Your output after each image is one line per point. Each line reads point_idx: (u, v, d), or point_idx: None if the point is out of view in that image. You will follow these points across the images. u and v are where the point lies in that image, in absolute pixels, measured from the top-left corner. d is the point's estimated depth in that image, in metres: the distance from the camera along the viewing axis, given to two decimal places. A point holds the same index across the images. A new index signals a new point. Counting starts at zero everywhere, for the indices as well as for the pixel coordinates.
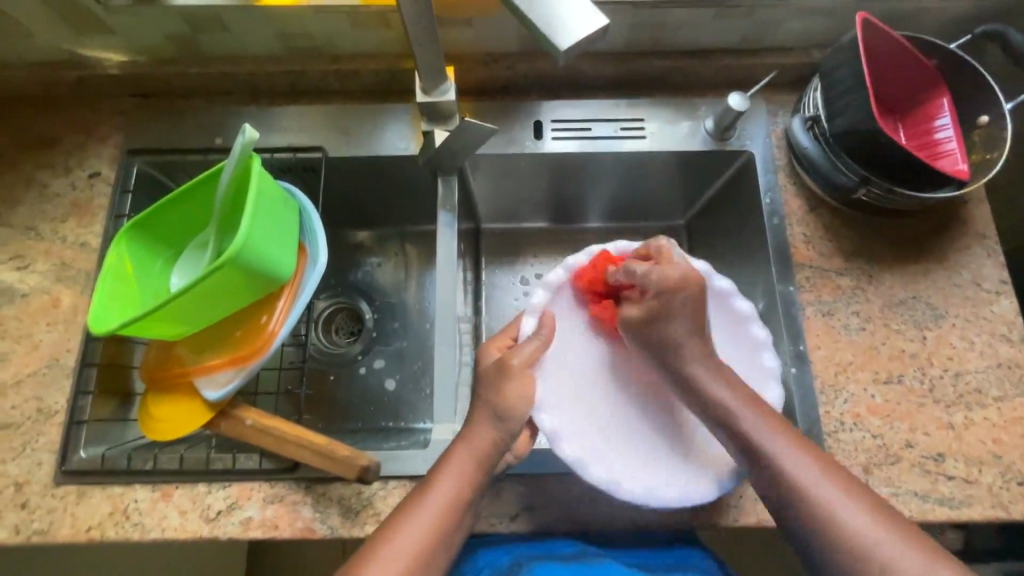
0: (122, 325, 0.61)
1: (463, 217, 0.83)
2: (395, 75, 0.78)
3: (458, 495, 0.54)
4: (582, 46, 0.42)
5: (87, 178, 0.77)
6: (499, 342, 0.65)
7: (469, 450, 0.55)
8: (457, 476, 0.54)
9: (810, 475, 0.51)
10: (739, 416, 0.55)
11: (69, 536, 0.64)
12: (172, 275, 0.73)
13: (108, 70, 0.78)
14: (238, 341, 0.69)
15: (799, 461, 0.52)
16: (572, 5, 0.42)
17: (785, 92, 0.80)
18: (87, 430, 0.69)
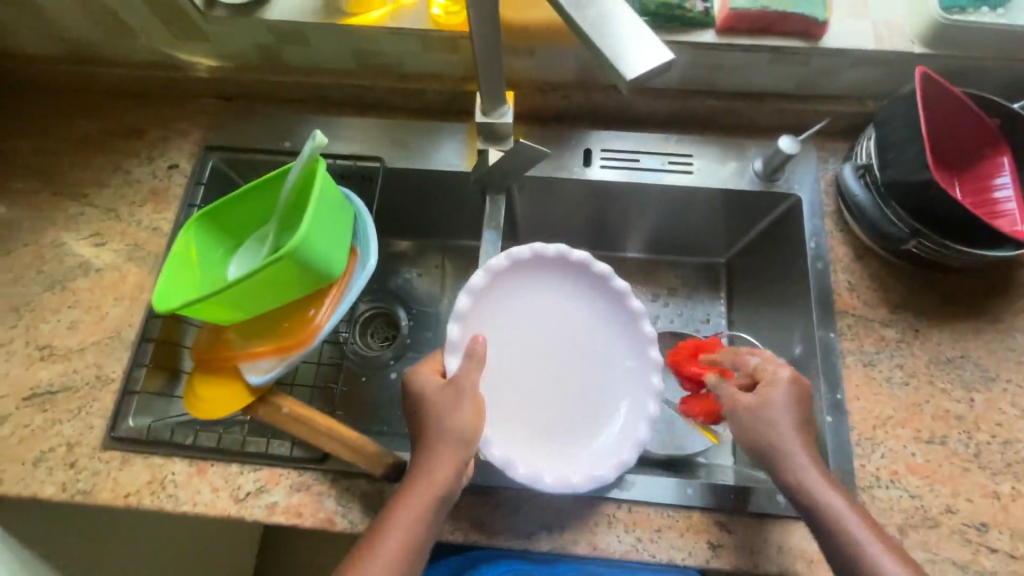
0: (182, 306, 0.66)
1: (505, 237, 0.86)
2: (455, 95, 0.82)
3: (413, 538, 0.55)
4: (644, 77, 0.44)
5: (166, 169, 0.84)
6: (434, 364, 0.64)
7: (427, 488, 0.57)
8: (411, 519, 0.56)
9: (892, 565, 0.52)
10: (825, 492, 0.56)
11: (109, 499, 0.68)
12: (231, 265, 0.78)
13: (198, 74, 0.84)
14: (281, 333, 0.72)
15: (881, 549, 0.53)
16: (641, 39, 0.45)
17: (837, 140, 0.80)
18: (137, 400, 0.73)
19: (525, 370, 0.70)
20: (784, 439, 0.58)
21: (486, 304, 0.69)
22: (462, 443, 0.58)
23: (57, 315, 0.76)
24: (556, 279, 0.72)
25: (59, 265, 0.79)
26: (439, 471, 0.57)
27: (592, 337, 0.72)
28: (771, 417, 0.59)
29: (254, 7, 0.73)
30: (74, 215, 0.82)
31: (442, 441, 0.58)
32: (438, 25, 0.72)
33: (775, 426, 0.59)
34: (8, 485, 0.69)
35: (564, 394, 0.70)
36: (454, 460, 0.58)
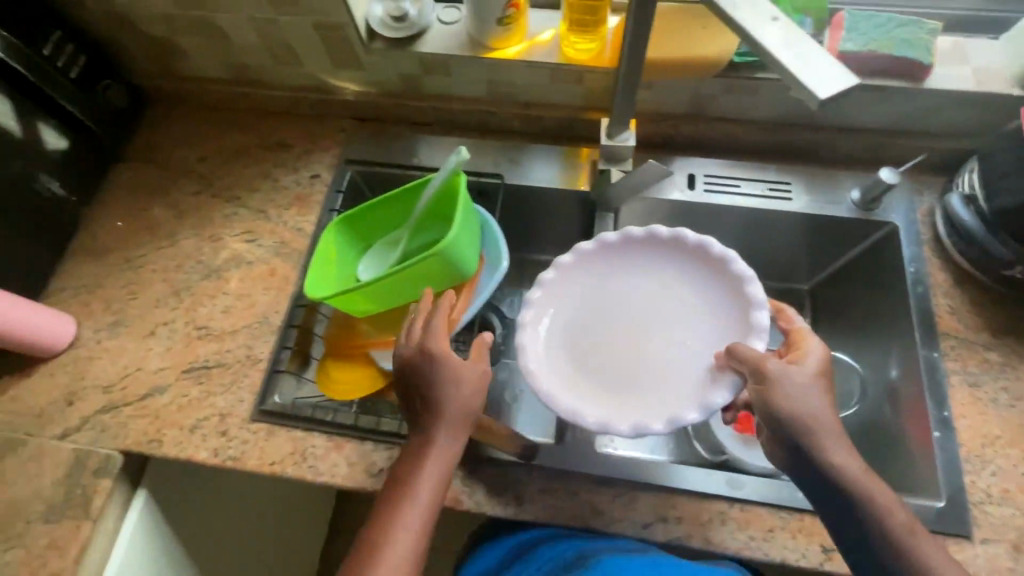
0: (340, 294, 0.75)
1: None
2: (570, 122, 0.91)
3: (419, 531, 0.60)
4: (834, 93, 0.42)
5: (310, 178, 0.95)
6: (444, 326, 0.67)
7: (420, 489, 0.61)
8: (413, 518, 0.60)
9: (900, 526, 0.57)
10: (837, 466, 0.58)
11: (256, 466, 0.75)
12: (364, 266, 0.87)
13: (345, 98, 0.96)
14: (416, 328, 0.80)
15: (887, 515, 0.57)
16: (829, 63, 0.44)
17: (932, 174, 0.85)
18: (281, 379, 0.81)
19: (602, 342, 0.75)
20: (808, 418, 0.59)
21: (559, 288, 0.76)
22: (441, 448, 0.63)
23: (214, 300, 0.86)
24: (624, 255, 0.77)
25: (216, 256, 0.89)
26: (427, 472, 0.62)
27: (666, 304, 0.76)
28: (807, 388, 0.60)
29: (409, 41, 0.84)
30: (229, 214, 0.92)
31: (423, 445, 0.63)
32: (568, 59, 0.82)
33: (802, 398, 0.59)
34: (168, 448, 0.77)
35: (654, 355, 0.74)
36: (438, 461, 0.62)
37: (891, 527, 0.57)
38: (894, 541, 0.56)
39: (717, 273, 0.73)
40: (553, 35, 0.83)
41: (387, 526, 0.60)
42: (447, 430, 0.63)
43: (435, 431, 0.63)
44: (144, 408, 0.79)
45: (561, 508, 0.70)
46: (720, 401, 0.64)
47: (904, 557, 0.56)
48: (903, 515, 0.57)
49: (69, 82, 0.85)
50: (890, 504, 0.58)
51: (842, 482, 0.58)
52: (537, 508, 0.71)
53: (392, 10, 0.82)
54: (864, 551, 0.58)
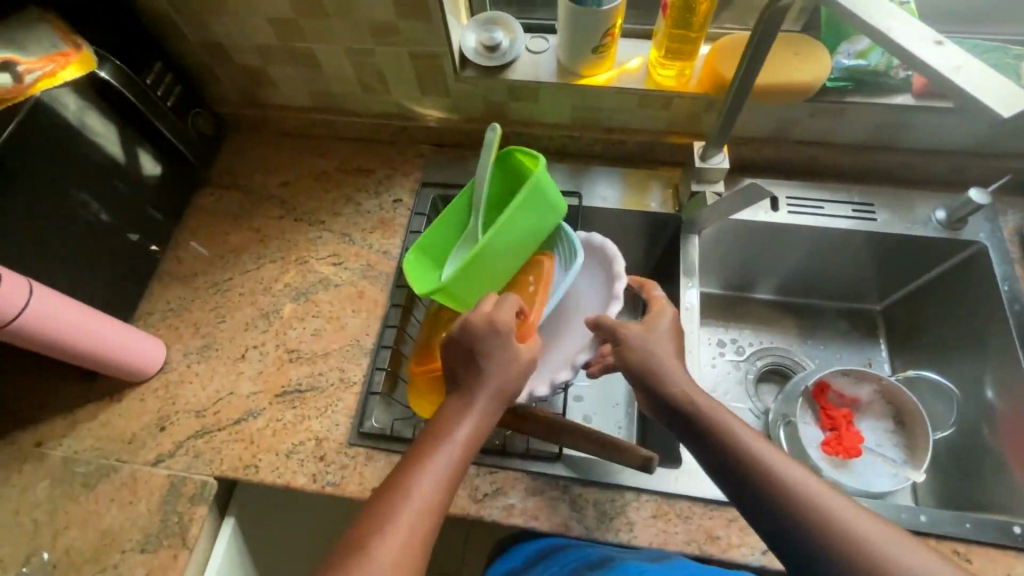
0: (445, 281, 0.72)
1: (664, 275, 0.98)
2: (652, 146, 0.93)
3: (439, 495, 0.57)
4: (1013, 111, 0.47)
5: (392, 203, 0.96)
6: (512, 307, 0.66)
7: (449, 450, 0.59)
8: (437, 477, 0.58)
9: (858, 519, 0.52)
10: (774, 458, 0.56)
11: (357, 491, 0.74)
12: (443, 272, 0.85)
13: (427, 124, 0.98)
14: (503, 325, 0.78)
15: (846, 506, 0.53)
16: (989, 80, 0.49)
17: (1015, 195, 0.87)
18: (377, 400, 0.79)
19: None
20: (688, 391, 0.63)
21: None
22: (477, 411, 0.62)
23: (303, 323, 0.86)
24: None
25: (304, 279, 0.90)
26: (461, 433, 0.61)
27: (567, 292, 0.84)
28: (647, 342, 0.66)
29: (500, 69, 0.87)
30: (314, 238, 0.93)
31: (461, 408, 0.62)
32: (657, 85, 0.84)
33: (652, 354, 0.65)
34: (265, 473, 0.75)
35: (549, 336, 0.82)
36: (472, 423, 0.61)
37: (806, 500, 0.53)
38: (809, 514, 0.53)
39: (596, 257, 0.82)
40: (640, 63, 0.86)
41: (405, 483, 0.57)
42: (484, 391, 0.63)
43: (472, 393, 0.63)
44: (238, 433, 0.78)
45: (675, 533, 0.69)
46: (582, 359, 0.73)
47: (822, 527, 0.52)
48: (814, 479, 0.55)
49: (167, 110, 0.87)
50: (792, 467, 0.55)
51: (736, 449, 0.57)
52: (649, 534, 0.69)
53: (486, 40, 0.85)
54: (784, 531, 0.54)
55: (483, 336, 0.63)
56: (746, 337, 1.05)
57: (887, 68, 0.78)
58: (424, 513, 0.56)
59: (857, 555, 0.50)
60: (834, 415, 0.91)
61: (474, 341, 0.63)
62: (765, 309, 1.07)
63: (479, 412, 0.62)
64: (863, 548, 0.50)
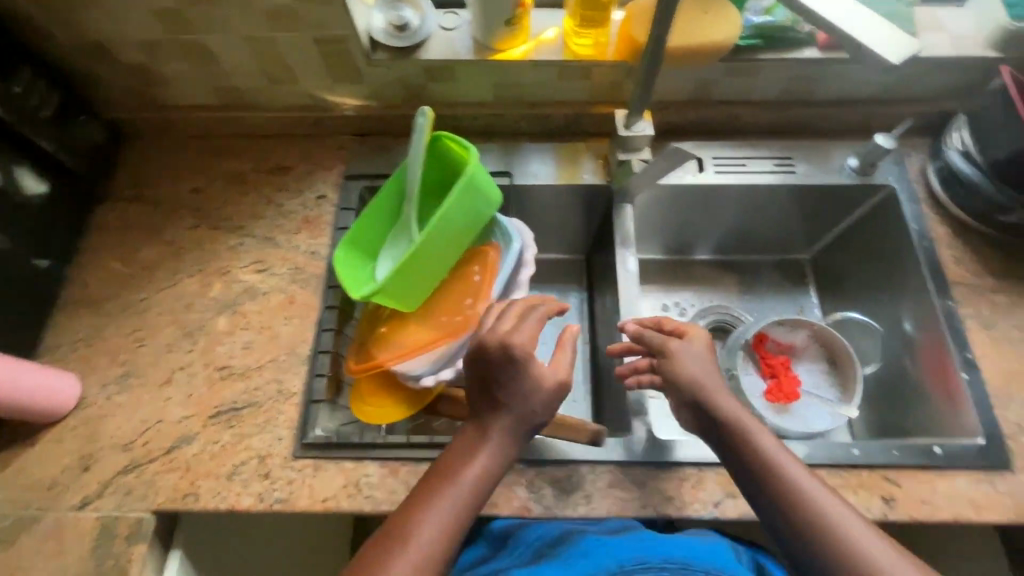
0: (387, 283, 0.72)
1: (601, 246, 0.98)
2: (578, 118, 0.92)
3: (439, 550, 0.56)
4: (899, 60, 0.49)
5: (316, 200, 0.91)
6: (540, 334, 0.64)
7: (456, 492, 0.59)
8: (439, 529, 0.56)
9: (881, 549, 0.53)
10: (807, 481, 0.58)
11: (307, 505, 0.71)
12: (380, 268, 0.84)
13: (343, 112, 0.92)
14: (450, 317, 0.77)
15: (874, 536, 0.54)
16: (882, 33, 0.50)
17: (919, 137, 0.91)
18: (319, 408, 0.76)
19: None
20: (731, 409, 0.65)
21: None
22: (489, 449, 0.61)
23: (232, 337, 0.81)
24: None
25: (228, 291, 0.84)
26: (469, 474, 0.60)
27: None
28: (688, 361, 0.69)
29: (412, 49, 0.83)
30: (235, 246, 0.88)
31: (472, 443, 0.62)
32: (576, 55, 0.83)
33: (692, 368, 0.69)
34: (206, 499, 0.71)
35: None
36: (482, 463, 0.61)
37: (829, 525, 0.55)
38: (830, 536, 0.54)
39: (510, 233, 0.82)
40: (557, 33, 0.84)
41: (409, 529, 0.56)
42: (498, 429, 0.62)
43: (484, 432, 0.63)
44: (172, 461, 0.73)
45: (631, 500, 0.70)
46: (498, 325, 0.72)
47: (821, 537, 0.55)
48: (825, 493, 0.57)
49: (44, 119, 0.77)
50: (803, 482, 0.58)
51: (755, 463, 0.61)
52: (607, 504, 0.70)
53: (394, 19, 0.81)
54: (803, 552, 0.56)
55: (498, 361, 0.61)
56: (688, 299, 1.07)
57: (793, 22, 0.80)
58: (426, 560, 0.54)
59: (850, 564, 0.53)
60: (772, 363, 0.95)
61: (489, 359, 0.62)
62: (704, 268, 1.09)
63: (497, 446, 0.62)
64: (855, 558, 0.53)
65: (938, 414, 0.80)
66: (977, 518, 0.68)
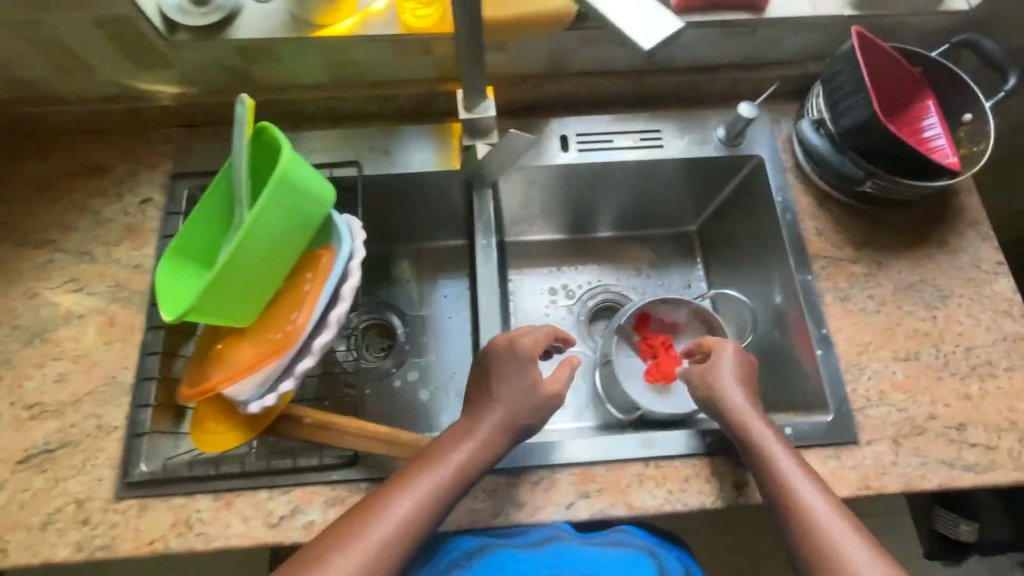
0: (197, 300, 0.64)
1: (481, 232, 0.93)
2: (430, 97, 0.83)
3: (406, 528, 0.58)
4: (656, 46, 0.47)
5: (139, 205, 0.80)
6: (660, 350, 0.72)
7: (438, 479, 0.61)
8: (413, 505, 0.59)
9: (850, 541, 0.56)
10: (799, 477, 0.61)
11: (133, 550, 0.65)
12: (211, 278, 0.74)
13: (159, 102, 0.81)
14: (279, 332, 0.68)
15: (844, 529, 0.57)
16: (643, 14, 0.48)
17: (788, 101, 0.87)
18: (145, 443, 0.70)
19: None
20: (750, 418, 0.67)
21: None
22: (474, 441, 0.63)
23: (42, 369, 0.72)
24: None
25: (36, 316, 0.74)
26: (455, 462, 0.62)
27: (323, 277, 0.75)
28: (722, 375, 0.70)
29: (217, 27, 0.71)
30: (42, 263, 0.77)
31: (460, 435, 0.64)
32: (408, 28, 0.73)
33: (727, 381, 0.70)
34: (15, 556, 0.64)
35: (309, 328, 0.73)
36: (466, 453, 0.63)
37: (808, 516, 0.58)
38: (806, 523, 0.58)
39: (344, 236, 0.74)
40: (387, 3, 0.74)
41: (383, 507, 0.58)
42: (485, 424, 0.65)
43: (472, 425, 0.65)
44: None
45: (482, 509, 0.67)
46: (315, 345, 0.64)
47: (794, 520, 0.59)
48: (811, 484, 0.60)
49: None
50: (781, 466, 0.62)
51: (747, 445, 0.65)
52: (459, 516, 0.67)
53: None
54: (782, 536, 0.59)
55: (502, 358, 0.67)
56: (573, 279, 1.05)
57: None
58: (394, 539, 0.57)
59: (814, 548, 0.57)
60: (653, 343, 0.94)
61: (492, 359, 0.67)
62: (593, 246, 1.06)
63: (483, 436, 0.64)
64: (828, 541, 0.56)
65: (799, 387, 0.80)
66: None
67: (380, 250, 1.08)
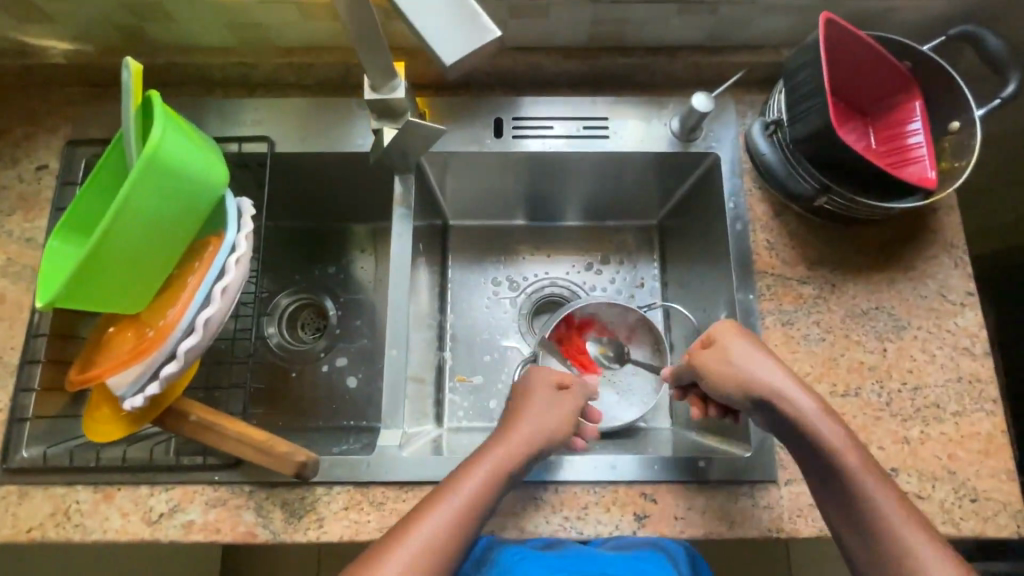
0: (62, 291, 0.56)
1: (422, 216, 0.84)
2: (350, 69, 0.79)
3: (449, 541, 0.52)
4: (462, 60, 0.47)
5: (35, 171, 0.75)
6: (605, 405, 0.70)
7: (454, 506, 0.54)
8: (455, 513, 0.53)
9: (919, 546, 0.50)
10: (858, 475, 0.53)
11: (9, 536, 0.63)
12: None
13: (53, 59, 0.76)
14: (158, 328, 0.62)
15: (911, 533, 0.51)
16: (457, 21, 0.47)
17: (754, 93, 0.79)
18: (29, 427, 0.68)
19: None
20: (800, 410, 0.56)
21: None
22: (490, 464, 0.57)
23: None
24: None
25: None
26: (471, 489, 0.55)
27: None
28: (732, 369, 0.58)
29: None
30: None
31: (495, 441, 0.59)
32: None
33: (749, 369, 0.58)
34: None
35: None
36: (483, 479, 0.56)
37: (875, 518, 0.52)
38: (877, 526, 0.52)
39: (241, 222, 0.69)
40: None
41: (408, 532, 0.52)
42: (498, 446, 0.59)
43: (485, 449, 0.59)
44: None
45: (367, 522, 0.64)
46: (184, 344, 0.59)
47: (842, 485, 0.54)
48: (856, 455, 0.54)
49: None
50: (842, 443, 0.54)
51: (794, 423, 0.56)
52: (341, 528, 0.64)
53: None
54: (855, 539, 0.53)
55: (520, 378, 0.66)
56: (521, 270, 0.96)
57: None
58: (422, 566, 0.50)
59: (869, 519, 0.52)
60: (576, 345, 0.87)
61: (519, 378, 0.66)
62: (558, 236, 0.97)
63: (515, 442, 0.59)
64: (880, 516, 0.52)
65: None
66: (728, 534, 0.64)
67: (319, 225, 0.98)
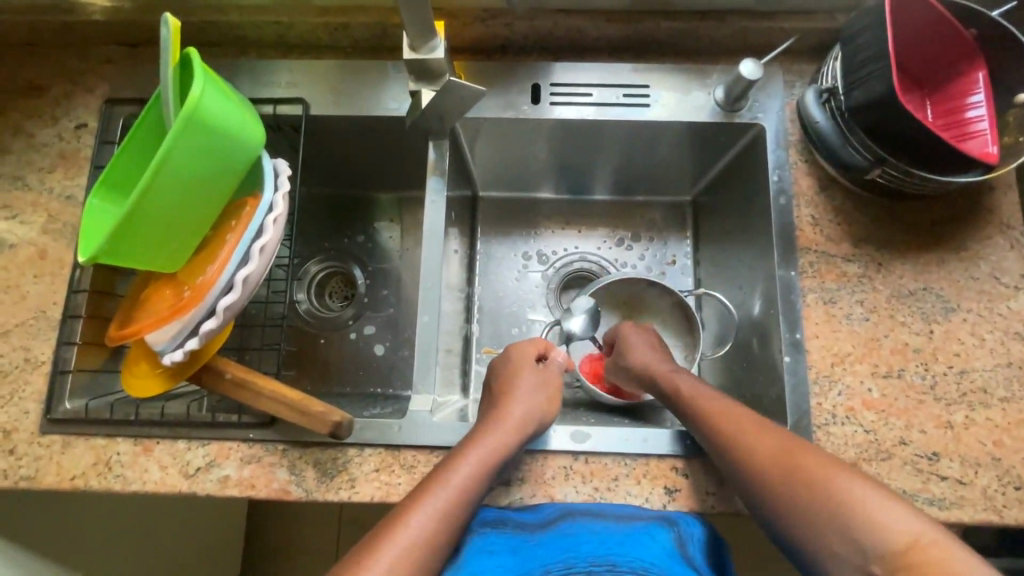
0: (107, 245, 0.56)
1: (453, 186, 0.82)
2: (385, 30, 0.78)
3: (436, 530, 0.53)
4: None
5: (74, 129, 0.76)
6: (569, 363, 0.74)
7: (438, 496, 0.55)
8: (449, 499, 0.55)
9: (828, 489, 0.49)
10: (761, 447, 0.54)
11: (54, 483, 0.65)
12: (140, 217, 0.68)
13: (90, 16, 0.76)
14: (197, 286, 0.62)
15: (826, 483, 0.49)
16: None
17: (802, 62, 0.76)
18: (71, 380, 0.69)
19: None
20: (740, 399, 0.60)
21: None
22: (481, 450, 0.59)
23: None
24: None
25: None
26: (459, 479, 0.56)
27: None
28: (642, 344, 0.74)
29: None
30: None
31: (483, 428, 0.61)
32: None
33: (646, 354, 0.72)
34: None
35: None
36: (471, 469, 0.57)
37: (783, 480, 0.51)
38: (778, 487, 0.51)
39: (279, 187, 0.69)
40: None
41: (392, 527, 0.53)
42: (490, 435, 0.60)
43: (459, 453, 0.59)
44: None
45: (397, 484, 0.65)
46: (224, 302, 0.60)
47: (775, 500, 0.51)
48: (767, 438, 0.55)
49: None
50: (761, 440, 0.55)
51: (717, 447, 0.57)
52: (371, 488, 0.65)
53: None
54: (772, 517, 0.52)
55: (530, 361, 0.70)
56: (550, 244, 0.94)
57: None
58: (411, 555, 0.51)
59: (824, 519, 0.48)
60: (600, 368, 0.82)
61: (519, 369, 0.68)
62: (590, 211, 0.96)
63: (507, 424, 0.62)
64: (848, 503, 0.47)
65: (764, 390, 0.72)
66: None
67: (348, 193, 0.98)
